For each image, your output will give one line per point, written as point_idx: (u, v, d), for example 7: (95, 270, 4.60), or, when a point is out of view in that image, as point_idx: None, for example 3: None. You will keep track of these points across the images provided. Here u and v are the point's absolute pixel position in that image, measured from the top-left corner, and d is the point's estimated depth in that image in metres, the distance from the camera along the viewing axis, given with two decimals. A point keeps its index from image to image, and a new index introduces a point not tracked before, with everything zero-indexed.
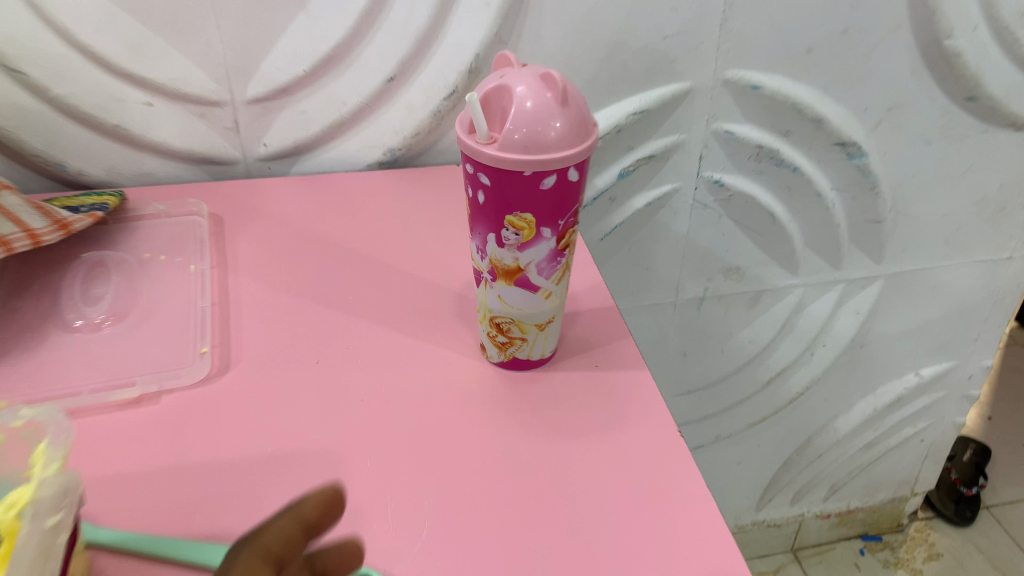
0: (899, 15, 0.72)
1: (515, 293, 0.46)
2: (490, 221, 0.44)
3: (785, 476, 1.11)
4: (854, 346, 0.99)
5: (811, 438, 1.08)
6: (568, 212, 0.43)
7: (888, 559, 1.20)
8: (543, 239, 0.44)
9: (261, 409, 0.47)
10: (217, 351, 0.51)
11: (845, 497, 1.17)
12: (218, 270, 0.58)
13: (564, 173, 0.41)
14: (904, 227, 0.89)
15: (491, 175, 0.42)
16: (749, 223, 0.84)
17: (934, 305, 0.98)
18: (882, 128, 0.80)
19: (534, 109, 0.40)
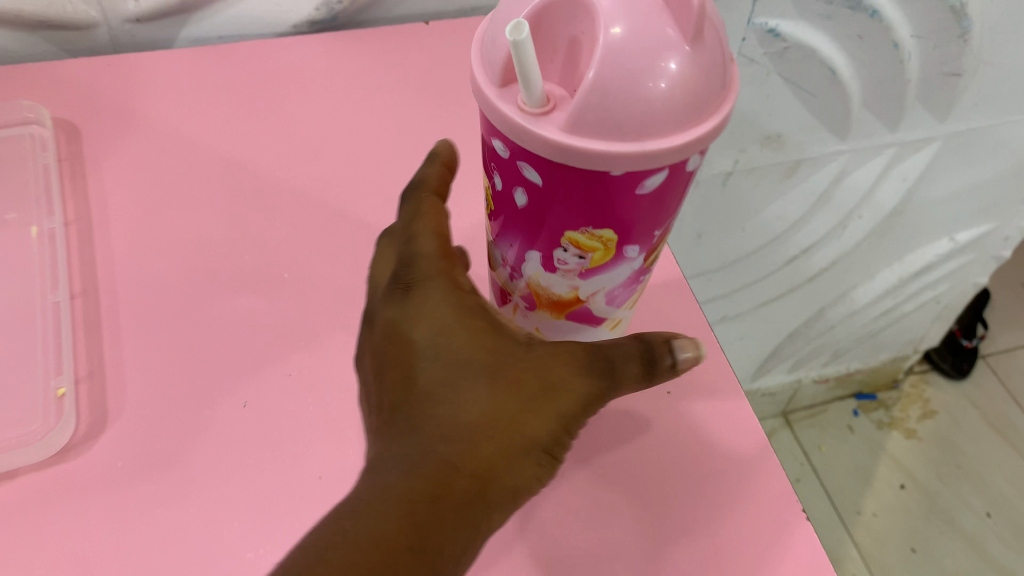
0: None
1: (563, 326, 0.36)
2: (537, 231, 0.30)
3: (789, 347, 1.01)
4: (892, 215, 0.83)
5: (824, 310, 0.95)
6: (660, 218, 0.29)
7: (881, 420, 1.15)
8: (623, 258, 0.31)
9: (169, 503, 0.31)
10: (84, 388, 0.34)
11: (847, 361, 1.08)
12: (80, 226, 0.40)
13: (674, 169, 0.26)
14: (989, 85, 0.70)
15: (550, 174, 0.27)
16: (803, 80, 0.65)
17: (992, 165, 0.81)
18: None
19: (636, 61, 0.23)
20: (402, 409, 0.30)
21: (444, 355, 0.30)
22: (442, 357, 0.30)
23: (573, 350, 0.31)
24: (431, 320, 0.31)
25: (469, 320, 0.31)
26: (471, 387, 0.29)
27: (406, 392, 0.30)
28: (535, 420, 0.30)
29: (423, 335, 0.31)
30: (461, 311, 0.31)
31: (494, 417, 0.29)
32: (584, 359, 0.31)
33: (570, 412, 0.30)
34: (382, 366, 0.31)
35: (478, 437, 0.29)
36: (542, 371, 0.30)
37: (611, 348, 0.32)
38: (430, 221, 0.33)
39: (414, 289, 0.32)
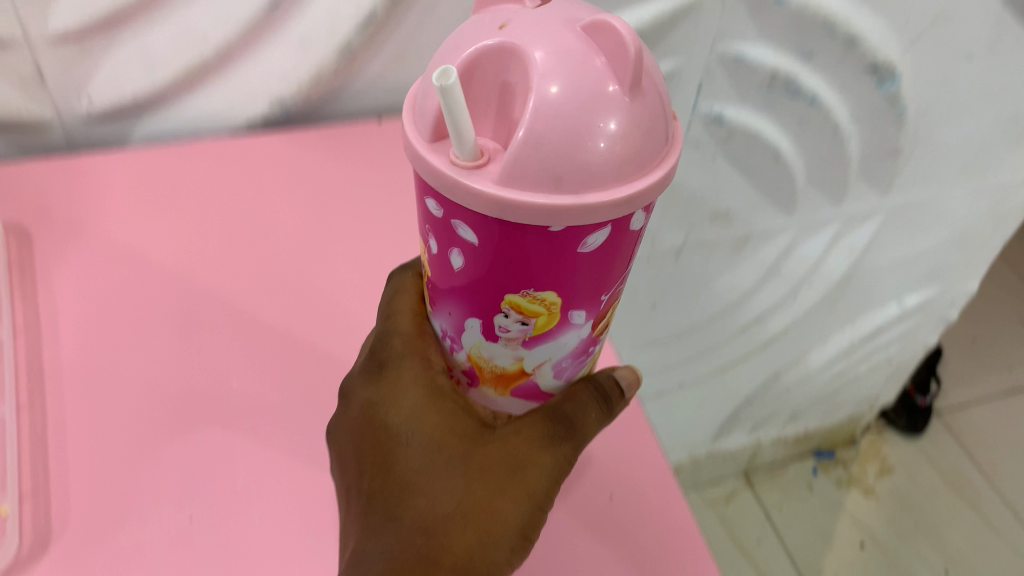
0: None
1: (507, 400, 0.37)
2: (480, 295, 0.31)
3: (748, 409, 1.02)
4: (842, 282, 0.86)
5: (782, 373, 0.97)
6: (601, 284, 0.31)
7: (840, 477, 1.17)
8: (564, 324, 0.32)
9: None
10: (26, 417, 0.38)
11: (805, 421, 1.10)
12: (27, 335, 0.41)
13: (614, 228, 0.27)
14: (923, 164, 0.73)
15: (487, 232, 0.27)
16: (749, 158, 0.67)
17: (936, 234, 0.84)
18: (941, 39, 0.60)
19: (576, 111, 0.24)
20: (385, 489, 0.35)
21: (421, 440, 0.36)
22: (420, 440, 0.36)
23: (534, 422, 0.37)
24: (405, 406, 0.37)
25: (439, 404, 0.37)
26: (446, 470, 0.35)
27: (387, 472, 0.36)
28: (507, 498, 0.35)
29: (401, 421, 0.37)
30: (432, 396, 0.37)
31: (470, 501, 0.35)
32: (546, 429, 0.37)
33: (538, 489, 0.36)
34: (362, 447, 0.37)
35: (457, 517, 0.34)
36: (509, 449, 0.36)
37: (566, 403, 0.37)
38: (404, 314, 0.39)
39: (389, 377, 0.38)
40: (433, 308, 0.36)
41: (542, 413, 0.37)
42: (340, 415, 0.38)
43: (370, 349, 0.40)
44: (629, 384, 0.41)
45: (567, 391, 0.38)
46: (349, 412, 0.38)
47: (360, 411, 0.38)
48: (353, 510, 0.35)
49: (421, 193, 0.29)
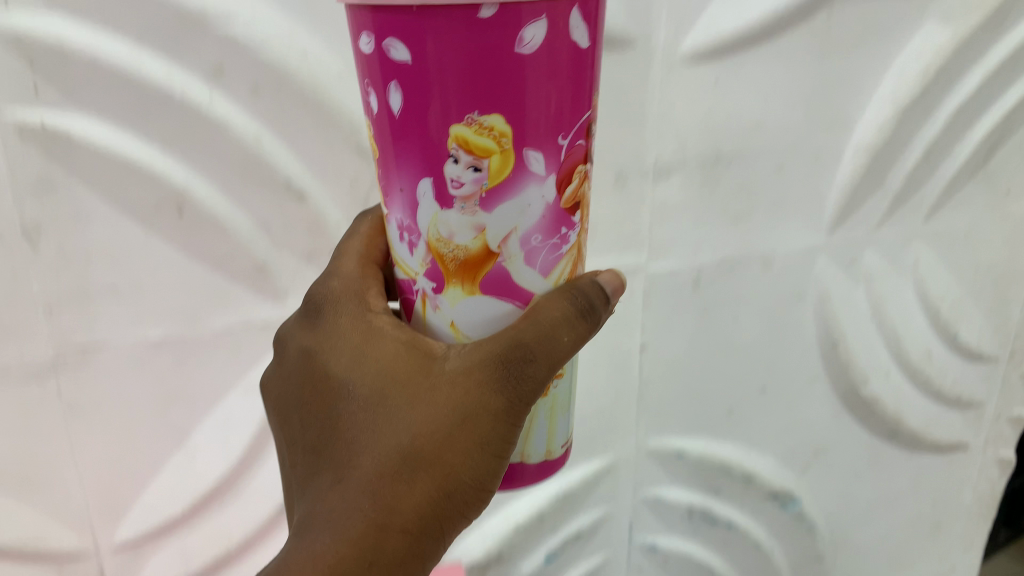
0: (868, 17, 0.61)
1: (474, 302, 0.39)
2: (429, 141, 0.35)
3: None
4: (867, 493, 0.87)
5: None
6: (545, 117, 0.35)
7: None
8: (520, 168, 0.35)
9: None
10: None
11: None
12: None
13: (548, 26, 0.32)
14: (874, 420, 0.82)
15: (420, 41, 0.32)
16: (701, 430, 0.76)
17: (915, 490, 0.90)
18: (863, 153, 0.66)
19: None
20: (337, 446, 0.40)
21: (363, 392, 0.40)
22: (358, 397, 0.40)
23: (482, 363, 0.38)
24: (344, 355, 0.42)
25: (379, 348, 0.41)
26: (391, 421, 0.39)
27: (334, 436, 0.40)
28: (456, 448, 0.38)
29: (344, 370, 0.42)
30: (367, 340, 0.42)
31: (414, 446, 0.38)
32: (492, 372, 0.38)
33: (488, 437, 0.39)
34: (315, 399, 0.42)
35: (403, 470, 0.38)
36: (452, 394, 0.38)
37: (534, 332, 0.38)
38: (348, 261, 0.47)
39: (332, 327, 0.44)
40: (391, 219, 0.40)
41: (494, 352, 0.38)
42: (291, 355, 0.45)
43: (317, 297, 0.45)
44: (613, 289, 0.42)
45: (546, 295, 0.40)
46: (302, 357, 0.44)
47: (307, 358, 0.44)
48: (316, 462, 0.41)
49: (360, 40, 0.34)
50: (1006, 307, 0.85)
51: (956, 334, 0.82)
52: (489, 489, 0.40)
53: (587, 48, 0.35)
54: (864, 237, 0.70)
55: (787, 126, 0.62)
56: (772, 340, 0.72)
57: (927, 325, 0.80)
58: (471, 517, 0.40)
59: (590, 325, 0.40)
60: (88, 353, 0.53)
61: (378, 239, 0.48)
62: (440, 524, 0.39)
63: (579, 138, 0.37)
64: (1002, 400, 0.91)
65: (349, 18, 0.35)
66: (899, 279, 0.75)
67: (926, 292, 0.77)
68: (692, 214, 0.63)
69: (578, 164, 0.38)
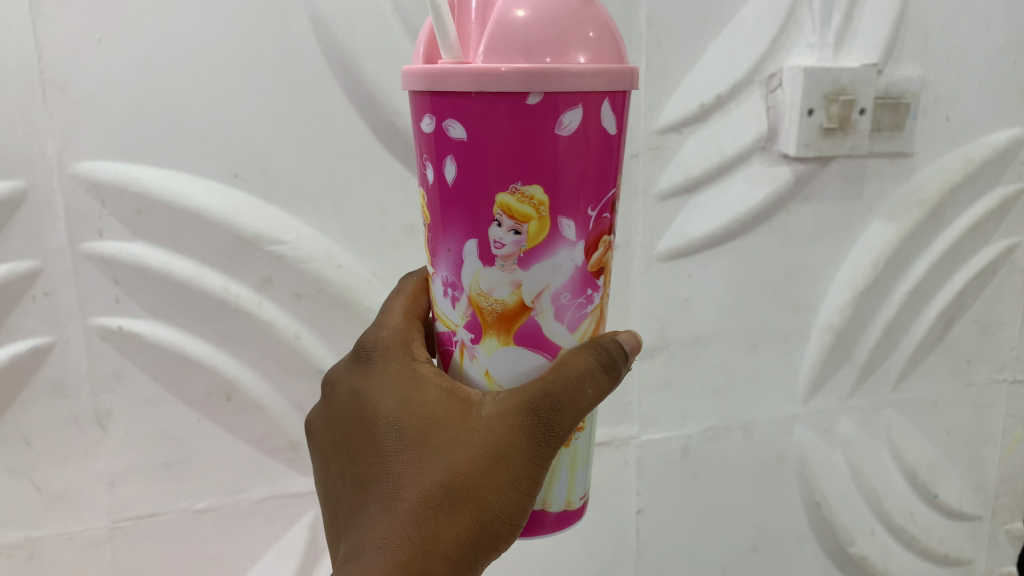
0: (821, 221, 0.81)
1: (509, 352, 0.46)
2: (478, 208, 0.43)
3: None
4: (912, 550, 0.95)
5: None
6: (578, 189, 0.43)
7: None
8: (556, 237, 0.43)
9: None
10: None
11: None
12: None
13: (582, 114, 0.41)
14: (870, 486, 0.90)
15: (477, 123, 0.41)
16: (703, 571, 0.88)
17: (927, 556, 0.96)
18: (828, 331, 0.84)
19: (541, 16, 0.39)
20: (383, 479, 0.46)
21: (411, 428, 0.46)
22: (404, 435, 0.46)
23: (516, 409, 0.45)
24: (392, 399, 0.48)
25: (426, 391, 0.47)
26: (434, 458, 0.45)
27: (382, 468, 0.46)
28: (491, 484, 0.44)
29: (391, 409, 0.47)
30: (414, 386, 0.48)
31: (457, 479, 0.44)
32: (524, 418, 0.45)
33: (518, 475, 0.45)
34: (362, 438, 0.48)
35: (445, 501, 0.44)
36: (488, 436, 0.45)
37: (561, 383, 0.45)
38: (395, 315, 0.53)
39: (381, 373, 0.50)
40: (437, 277, 0.48)
41: (525, 399, 0.45)
42: (340, 397, 0.51)
43: (367, 346, 0.52)
44: (630, 348, 0.50)
45: (573, 351, 0.47)
46: (351, 399, 0.50)
47: (358, 398, 0.50)
48: (362, 494, 0.46)
49: (423, 122, 0.43)
50: (981, 467, 0.97)
51: (936, 495, 0.94)
52: (517, 524, 0.46)
53: (613, 134, 0.43)
54: (834, 407, 0.88)
55: (759, 309, 0.82)
56: (759, 502, 0.88)
57: (905, 484, 0.93)
58: (501, 547, 0.46)
59: (609, 380, 0.47)
60: (257, 481, 0.70)
61: (418, 298, 0.55)
62: (474, 552, 0.45)
63: (605, 214, 0.45)
64: (991, 558, 1.00)
65: (412, 103, 0.44)
66: (872, 444, 0.91)
67: (900, 455, 0.92)
68: (677, 385, 0.81)
69: (603, 235, 0.46)
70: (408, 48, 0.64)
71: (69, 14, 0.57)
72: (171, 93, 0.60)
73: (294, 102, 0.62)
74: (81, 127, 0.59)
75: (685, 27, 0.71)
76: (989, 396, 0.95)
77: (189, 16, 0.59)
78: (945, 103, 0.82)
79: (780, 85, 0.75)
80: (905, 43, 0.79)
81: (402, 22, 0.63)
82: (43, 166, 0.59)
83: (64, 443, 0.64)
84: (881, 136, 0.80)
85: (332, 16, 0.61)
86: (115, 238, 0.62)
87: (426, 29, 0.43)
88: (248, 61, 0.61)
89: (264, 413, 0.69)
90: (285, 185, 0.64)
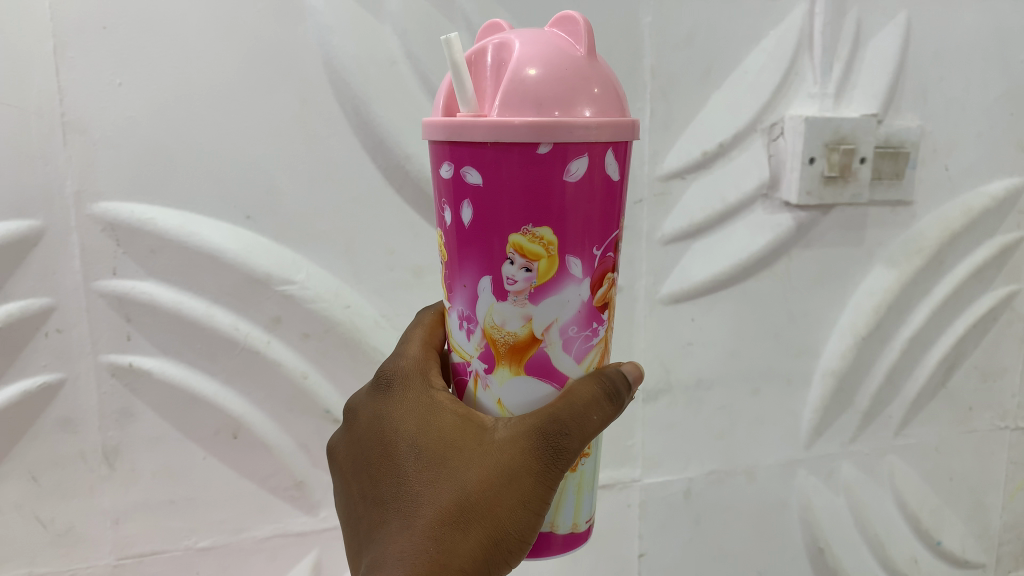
0: (822, 267, 0.82)
1: (521, 382, 0.47)
2: (492, 246, 0.44)
3: None
4: None
5: None
6: (586, 228, 0.44)
7: None
8: (564, 275, 0.44)
9: None
10: None
11: None
12: None
13: (588, 162, 0.42)
14: (872, 529, 0.90)
15: (491, 169, 0.42)
16: None
17: None
18: (829, 376, 0.85)
19: (551, 73, 0.41)
20: (402, 498, 0.47)
21: (428, 450, 0.48)
22: (422, 457, 0.48)
23: (526, 433, 0.46)
24: (410, 422, 0.49)
25: (442, 415, 0.48)
26: (449, 478, 0.46)
27: (401, 488, 0.47)
28: (503, 503, 0.45)
29: (409, 431, 0.49)
30: (431, 410, 0.49)
31: (471, 498, 0.45)
32: (534, 441, 0.45)
33: (529, 495, 0.46)
34: (382, 459, 0.49)
35: (460, 519, 0.45)
36: (500, 458, 0.46)
37: (568, 410, 0.46)
38: (413, 345, 0.55)
39: (399, 399, 0.51)
40: (452, 311, 0.49)
41: (536, 424, 0.46)
42: (361, 421, 0.52)
43: (386, 373, 0.53)
44: (634, 378, 0.51)
45: (580, 379, 0.47)
46: (372, 423, 0.51)
47: (378, 422, 0.51)
48: (382, 513, 0.48)
49: (441, 168, 0.45)
50: (984, 515, 0.97)
51: (938, 542, 0.94)
52: (529, 542, 0.47)
53: (616, 179, 0.45)
54: (836, 452, 0.88)
55: (761, 353, 0.83)
56: (762, 547, 0.88)
57: (909, 531, 0.93)
58: (514, 565, 0.47)
59: (614, 407, 0.48)
60: (260, 519, 0.70)
61: (436, 329, 0.56)
62: (488, 569, 0.46)
63: (609, 253, 0.46)
64: None
65: (431, 149, 0.46)
66: (874, 490, 0.91)
67: (903, 501, 0.92)
68: (679, 428, 0.82)
69: (608, 272, 0.47)
70: (419, 96, 0.65)
71: (91, 60, 0.58)
72: (190, 133, 0.61)
73: (307, 145, 0.64)
74: (99, 168, 0.60)
75: (689, 76, 0.73)
76: (990, 443, 0.95)
77: (206, 63, 0.61)
78: (943, 153, 0.84)
79: (782, 134, 0.77)
80: (904, 94, 0.80)
81: (413, 70, 0.65)
82: (60, 205, 0.60)
83: (70, 480, 0.65)
84: (881, 184, 0.81)
85: (345, 63, 0.63)
86: (128, 276, 0.63)
87: (446, 84, 0.45)
88: (263, 106, 0.62)
89: (270, 452, 0.69)
90: (296, 227, 0.65)
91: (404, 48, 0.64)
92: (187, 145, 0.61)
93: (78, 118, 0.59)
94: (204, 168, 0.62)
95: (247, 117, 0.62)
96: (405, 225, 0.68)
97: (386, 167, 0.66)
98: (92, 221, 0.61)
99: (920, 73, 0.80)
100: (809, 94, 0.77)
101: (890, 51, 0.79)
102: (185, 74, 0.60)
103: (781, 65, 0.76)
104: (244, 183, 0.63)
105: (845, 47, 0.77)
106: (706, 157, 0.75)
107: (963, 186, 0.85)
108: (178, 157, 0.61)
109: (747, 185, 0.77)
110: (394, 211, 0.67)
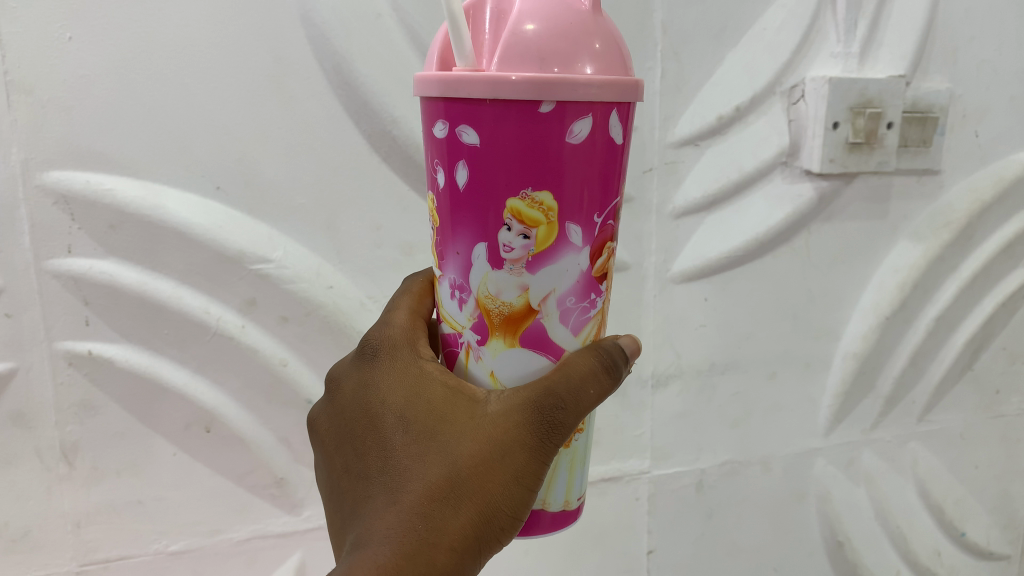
0: (844, 242, 0.76)
1: (515, 355, 0.41)
2: (488, 212, 0.38)
3: None
4: None
5: None
6: (588, 188, 0.38)
7: None
8: (564, 240, 0.38)
9: None
10: None
11: None
12: None
13: (591, 122, 0.36)
14: (896, 522, 0.85)
15: (488, 125, 0.36)
16: None
17: None
18: (851, 358, 0.79)
19: (554, 27, 0.35)
20: (386, 471, 0.41)
21: (415, 423, 0.41)
22: (410, 431, 0.41)
23: (521, 407, 0.40)
24: (396, 394, 0.43)
25: (429, 388, 0.42)
26: (439, 451, 0.40)
27: (385, 463, 0.41)
28: (497, 479, 0.40)
29: (395, 401, 0.43)
30: (419, 382, 0.43)
31: (460, 474, 0.39)
32: (529, 415, 0.40)
33: (523, 471, 0.40)
34: (364, 430, 0.43)
35: (450, 495, 0.39)
36: (493, 433, 0.40)
37: (565, 383, 0.40)
38: (400, 313, 0.48)
39: (384, 369, 0.45)
40: (443, 279, 0.42)
41: (531, 398, 0.40)
42: (344, 393, 0.46)
43: (370, 342, 0.47)
44: (631, 351, 0.45)
45: (577, 352, 0.42)
46: (353, 393, 0.45)
47: (361, 393, 0.45)
48: (365, 488, 0.42)
49: (433, 126, 0.38)
50: (1010, 503, 0.92)
51: (963, 534, 0.88)
52: (522, 519, 0.41)
53: (620, 142, 0.38)
54: (857, 439, 0.83)
55: (778, 336, 0.77)
56: (779, 541, 0.82)
57: (933, 522, 0.87)
58: (505, 545, 0.41)
59: (613, 381, 0.42)
60: (238, 521, 0.65)
61: (423, 298, 0.50)
62: (480, 550, 0.40)
63: (609, 220, 0.40)
64: None
65: (422, 106, 0.39)
66: (897, 480, 0.85)
67: (928, 492, 0.86)
68: (691, 417, 0.76)
69: (608, 240, 0.41)
70: (408, 55, 0.59)
71: (35, 8, 0.52)
72: (149, 94, 0.55)
73: (283, 111, 0.58)
74: (49, 134, 0.54)
75: (703, 34, 0.67)
76: (1017, 428, 0.90)
77: (168, 15, 0.54)
78: (974, 119, 0.78)
79: (803, 97, 0.71)
80: (934, 55, 0.74)
81: (401, 25, 0.59)
82: (5, 174, 0.53)
83: (25, 481, 0.59)
84: (907, 152, 0.75)
85: (326, 16, 0.57)
86: (86, 254, 0.56)
87: (441, 35, 0.38)
88: (234, 64, 0.56)
89: (247, 447, 0.63)
90: (272, 201, 0.59)
91: (391, 2, 0.58)
92: (148, 108, 0.55)
93: (20, 79, 0.52)
94: (170, 136, 0.56)
95: (217, 78, 0.56)
96: (395, 200, 0.62)
97: (374, 134, 0.60)
98: (43, 197, 0.55)
99: (951, 33, 0.74)
100: (833, 55, 0.71)
101: (922, 8, 0.72)
102: (142, 27, 0.54)
103: (804, 23, 0.69)
104: (216, 152, 0.57)
105: (872, 3, 0.71)
106: (721, 122, 0.69)
107: (994, 154, 0.79)
108: (137, 122, 0.55)
109: (767, 154, 0.71)
110: (382, 184, 0.61)
